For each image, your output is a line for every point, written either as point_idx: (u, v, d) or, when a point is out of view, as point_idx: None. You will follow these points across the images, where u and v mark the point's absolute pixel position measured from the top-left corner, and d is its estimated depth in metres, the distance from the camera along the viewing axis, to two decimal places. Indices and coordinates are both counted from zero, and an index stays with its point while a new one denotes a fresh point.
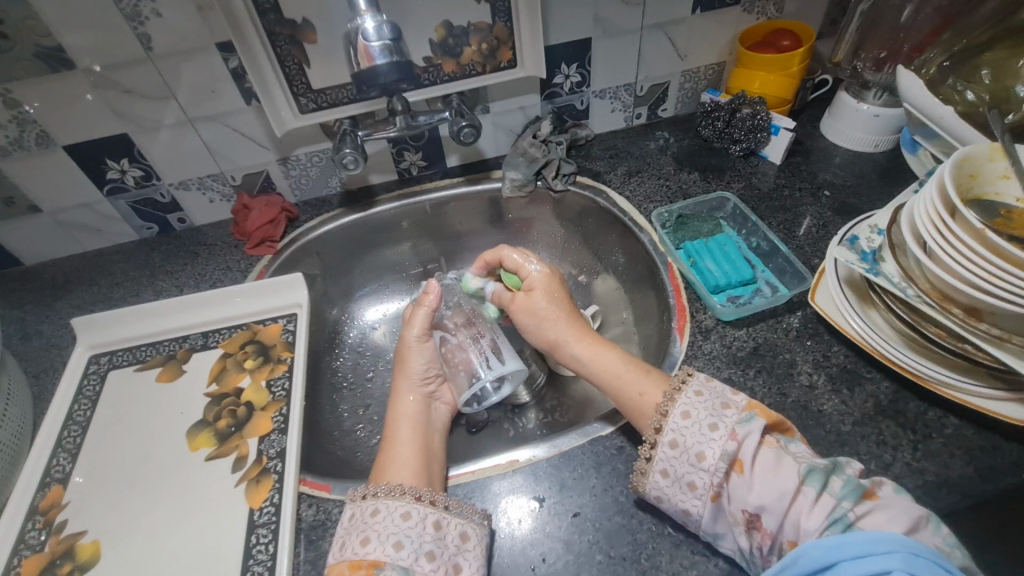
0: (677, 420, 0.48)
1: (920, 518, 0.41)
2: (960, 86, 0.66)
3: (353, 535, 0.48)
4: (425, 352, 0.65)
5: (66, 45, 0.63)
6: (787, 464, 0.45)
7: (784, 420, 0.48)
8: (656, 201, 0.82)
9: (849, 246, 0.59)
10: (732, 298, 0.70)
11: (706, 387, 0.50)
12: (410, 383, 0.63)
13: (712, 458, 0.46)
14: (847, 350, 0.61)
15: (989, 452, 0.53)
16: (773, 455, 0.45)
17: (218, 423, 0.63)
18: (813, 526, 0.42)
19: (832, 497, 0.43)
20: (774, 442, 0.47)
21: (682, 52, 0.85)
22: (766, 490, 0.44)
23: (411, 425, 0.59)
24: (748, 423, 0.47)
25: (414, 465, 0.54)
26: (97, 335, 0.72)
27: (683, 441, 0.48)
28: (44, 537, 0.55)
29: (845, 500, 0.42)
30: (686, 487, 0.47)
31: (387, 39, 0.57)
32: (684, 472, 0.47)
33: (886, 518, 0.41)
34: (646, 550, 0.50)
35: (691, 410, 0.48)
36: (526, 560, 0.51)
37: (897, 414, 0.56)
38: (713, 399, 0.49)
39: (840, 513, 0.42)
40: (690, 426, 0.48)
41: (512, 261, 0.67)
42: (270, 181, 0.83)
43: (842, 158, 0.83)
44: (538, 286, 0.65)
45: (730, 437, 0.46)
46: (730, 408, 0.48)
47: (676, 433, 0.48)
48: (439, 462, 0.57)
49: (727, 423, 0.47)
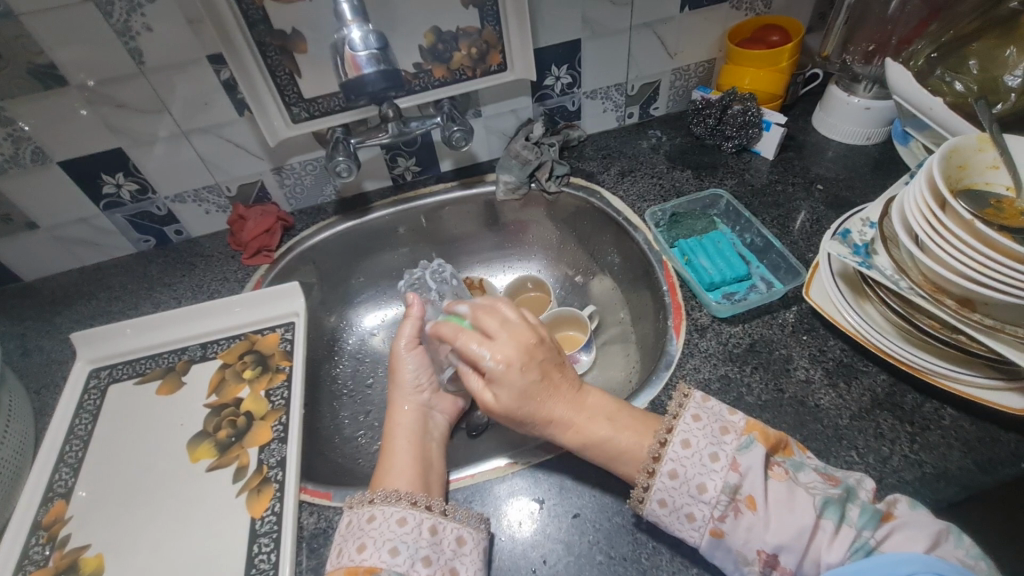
0: (677, 450, 0.48)
1: (940, 532, 0.41)
2: (949, 77, 0.66)
3: (350, 541, 0.48)
4: (415, 362, 0.64)
5: (58, 61, 0.63)
6: (800, 496, 0.44)
7: (782, 441, 0.48)
8: (650, 200, 0.82)
9: (841, 240, 0.59)
10: (727, 295, 0.70)
11: (703, 410, 0.50)
12: (404, 393, 0.63)
13: (714, 490, 0.46)
14: (843, 344, 0.61)
15: (986, 442, 0.53)
16: (785, 489, 0.45)
17: (218, 434, 0.64)
18: (834, 559, 0.42)
19: (851, 528, 0.43)
20: (782, 473, 0.46)
21: (672, 51, 0.85)
22: (784, 528, 0.43)
23: (407, 436, 0.59)
24: (748, 450, 0.47)
25: (413, 469, 0.55)
26: (96, 349, 0.72)
27: (683, 471, 0.47)
28: (48, 552, 0.55)
29: (864, 528, 0.42)
30: (684, 518, 0.47)
31: (374, 48, 0.57)
32: (683, 503, 0.47)
33: (906, 538, 0.42)
34: (646, 550, 0.51)
35: (691, 439, 0.48)
36: (527, 563, 0.51)
37: (895, 406, 0.56)
38: (711, 424, 0.49)
39: (861, 541, 0.42)
40: (690, 457, 0.47)
41: (467, 352, 0.53)
42: (265, 191, 0.84)
43: (834, 152, 0.83)
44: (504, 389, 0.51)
45: (732, 468, 0.46)
46: (728, 433, 0.48)
47: (676, 463, 0.48)
48: (438, 470, 0.57)
49: (727, 453, 0.47)
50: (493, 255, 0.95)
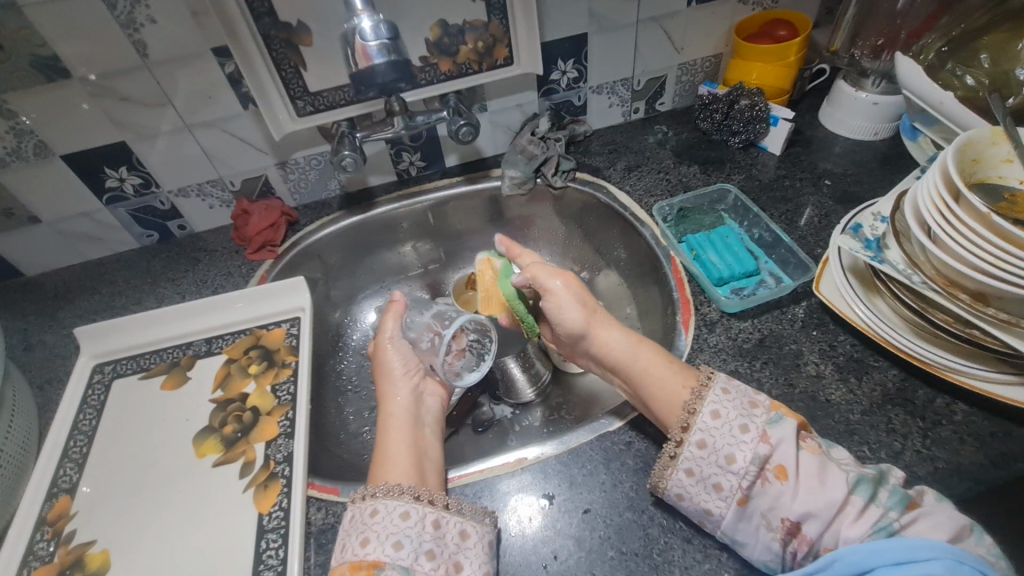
0: (706, 420, 0.48)
1: (963, 526, 0.41)
2: (960, 70, 0.66)
3: (353, 536, 0.48)
4: (399, 352, 0.65)
5: (62, 53, 0.62)
6: (833, 471, 0.45)
7: (808, 418, 0.49)
8: (657, 194, 0.81)
9: (852, 234, 0.59)
10: (736, 290, 0.69)
11: (731, 385, 0.50)
12: (394, 381, 0.63)
13: (743, 460, 0.46)
14: (854, 339, 0.61)
15: (999, 437, 0.52)
16: (818, 462, 0.45)
17: (224, 429, 0.63)
18: (855, 535, 0.42)
19: (879, 507, 0.43)
20: (815, 446, 0.46)
21: (678, 45, 0.85)
22: (813, 499, 0.43)
23: (401, 426, 0.58)
24: (778, 424, 0.47)
25: (410, 462, 0.54)
26: (100, 343, 0.71)
27: (712, 442, 0.47)
28: (52, 548, 0.55)
29: (892, 510, 0.43)
30: (711, 487, 0.47)
31: (384, 38, 0.56)
32: (711, 472, 0.47)
33: (930, 525, 0.41)
34: (657, 545, 0.50)
35: (721, 409, 0.48)
36: (537, 558, 0.51)
37: (906, 401, 0.56)
38: (740, 397, 0.49)
39: (885, 522, 0.42)
40: (720, 427, 0.47)
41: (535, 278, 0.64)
42: (269, 185, 0.83)
43: (842, 147, 0.83)
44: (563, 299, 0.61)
45: (762, 439, 0.46)
46: (758, 407, 0.48)
47: (704, 433, 0.48)
48: (433, 459, 0.57)
49: (757, 425, 0.47)
50: None
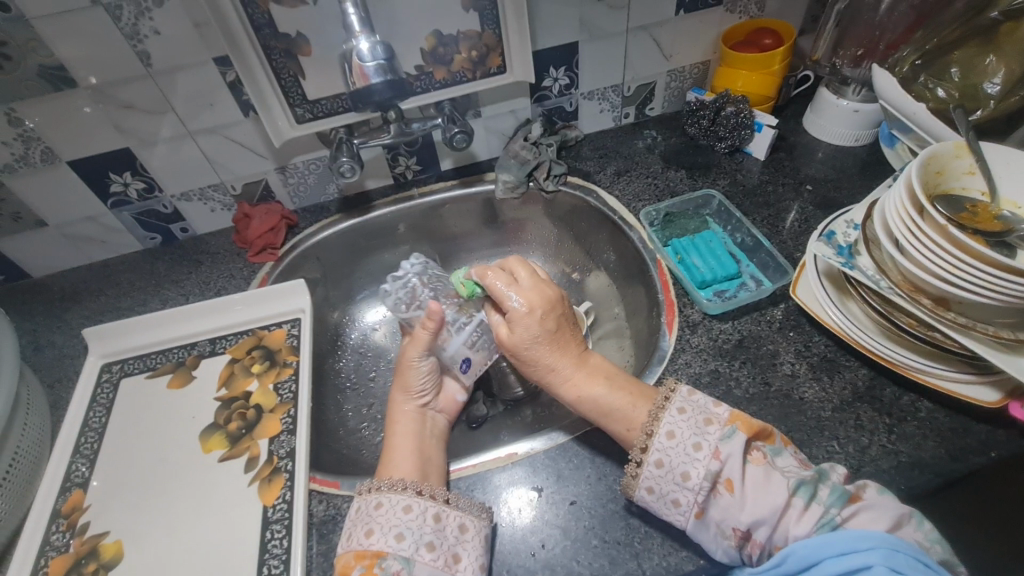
0: (663, 440, 0.51)
1: (903, 515, 0.45)
2: (932, 83, 0.69)
3: (358, 527, 0.51)
4: (425, 368, 0.64)
5: (68, 64, 0.65)
6: (776, 479, 0.48)
7: (765, 428, 0.51)
8: (645, 199, 0.84)
9: (826, 241, 0.62)
10: (718, 292, 0.73)
11: (688, 403, 0.52)
12: (409, 394, 0.64)
13: (696, 477, 0.49)
14: (828, 340, 0.64)
15: (959, 433, 0.56)
16: (762, 472, 0.48)
17: (229, 426, 0.66)
18: (802, 531, 0.46)
19: (820, 505, 0.46)
20: (760, 458, 0.49)
21: (667, 53, 0.87)
22: (759, 507, 0.47)
23: (407, 432, 0.62)
24: (730, 440, 0.49)
25: (413, 460, 0.58)
26: (107, 344, 0.74)
27: (669, 460, 0.50)
28: (68, 538, 0.58)
29: (832, 506, 0.46)
30: (670, 502, 0.50)
31: (380, 60, 0.59)
32: (669, 489, 0.50)
33: (870, 518, 0.45)
34: (638, 534, 0.54)
35: (676, 430, 0.51)
36: (526, 547, 0.54)
37: (875, 399, 0.59)
38: (695, 416, 0.51)
39: (828, 517, 0.45)
40: (675, 446, 0.50)
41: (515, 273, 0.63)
42: (269, 190, 0.86)
43: (824, 153, 0.86)
44: (518, 325, 0.59)
45: (713, 456, 0.49)
46: (712, 424, 0.50)
47: (661, 453, 0.50)
48: (437, 463, 0.60)
49: (711, 443, 0.49)
50: (491, 252, 0.98)
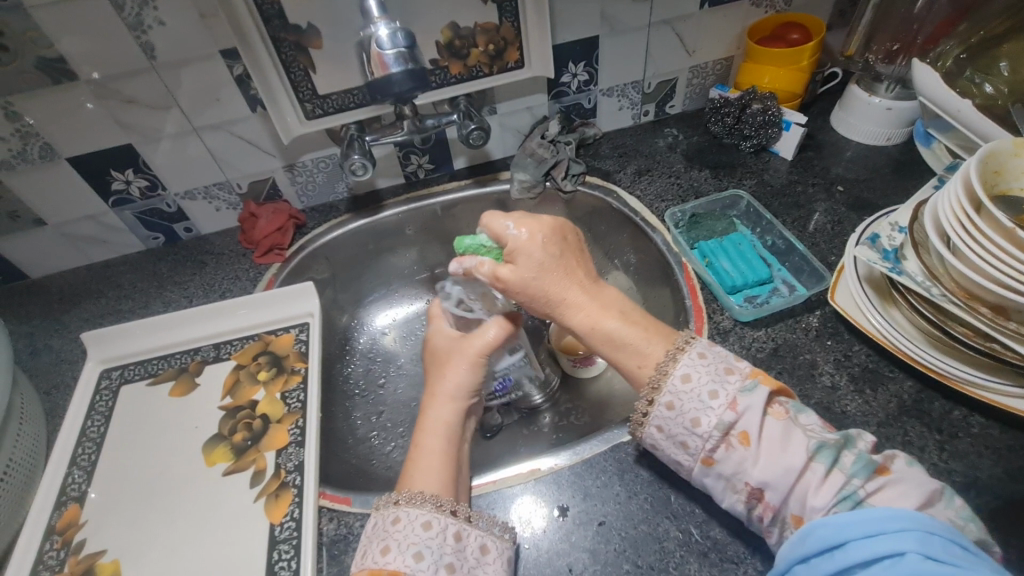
0: (676, 382, 0.47)
1: (934, 491, 0.40)
2: (978, 78, 0.66)
3: (374, 542, 0.47)
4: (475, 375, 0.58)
5: (67, 54, 0.62)
6: (796, 439, 0.44)
7: (785, 387, 0.48)
8: (668, 200, 0.81)
9: (869, 245, 0.59)
10: (749, 298, 0.69)
11: (710, 350, 0.49)
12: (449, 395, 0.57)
13: (708, 424, 0.46)
14: (869, 349, 0.60)
15: (1016, 451, 0.52)
16: (783, 428, 0.44)
17: (234, 437, 0.63)
18: (820, 503, 0.41)
19: (842, 473, 0.42)
20: (782, 412, 0.46)
21: (690, 48, 0.84)
22: (772, 466, 0.43)
23: (440, 436, 0.54)
24: (751, 392, 0.46)
25: (442, 475, 0.51)
26: (106, 349, 0.71)
27: (679, 404, 0.47)
28: (63, 556, 0.54)
29: (855, 476, 0.41)
30: (678, 444, 0.48)
31: (400, 46, 0.56)
32: (678, 432, 0.47)
33: (898, 492, 0.40)
34: (673, 558, 0.50)
35: (693, 373, 0.47)
36: (553, 570, 0.50)
37: (923, 413, 0.55)
38: (716, 363, 0.48)
39: (850, 490, 0.41)
40: (689, 391, 0.47)
41: (493, 228, 0.55)
42: (277, 188, 0.82)
43: (854, 152, 0.82)
44: (521, 257, 0.53)
45: (729, 406, 0.45)
46: (733, 373, 0.47)
47: (673, 395, 0.47)
48: (464, 478, 0.54)
49: (728, 391, 0.46)
50: None
